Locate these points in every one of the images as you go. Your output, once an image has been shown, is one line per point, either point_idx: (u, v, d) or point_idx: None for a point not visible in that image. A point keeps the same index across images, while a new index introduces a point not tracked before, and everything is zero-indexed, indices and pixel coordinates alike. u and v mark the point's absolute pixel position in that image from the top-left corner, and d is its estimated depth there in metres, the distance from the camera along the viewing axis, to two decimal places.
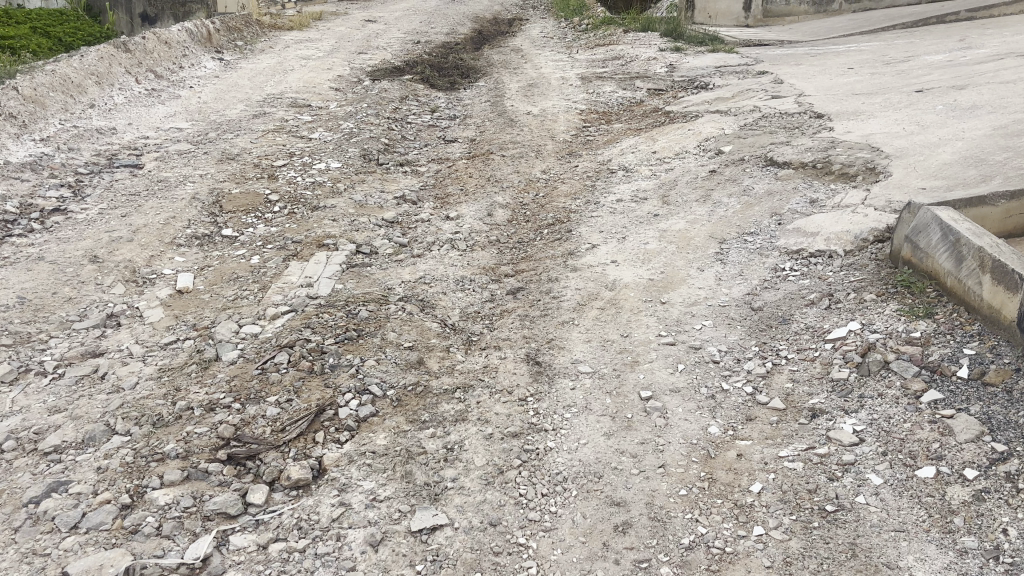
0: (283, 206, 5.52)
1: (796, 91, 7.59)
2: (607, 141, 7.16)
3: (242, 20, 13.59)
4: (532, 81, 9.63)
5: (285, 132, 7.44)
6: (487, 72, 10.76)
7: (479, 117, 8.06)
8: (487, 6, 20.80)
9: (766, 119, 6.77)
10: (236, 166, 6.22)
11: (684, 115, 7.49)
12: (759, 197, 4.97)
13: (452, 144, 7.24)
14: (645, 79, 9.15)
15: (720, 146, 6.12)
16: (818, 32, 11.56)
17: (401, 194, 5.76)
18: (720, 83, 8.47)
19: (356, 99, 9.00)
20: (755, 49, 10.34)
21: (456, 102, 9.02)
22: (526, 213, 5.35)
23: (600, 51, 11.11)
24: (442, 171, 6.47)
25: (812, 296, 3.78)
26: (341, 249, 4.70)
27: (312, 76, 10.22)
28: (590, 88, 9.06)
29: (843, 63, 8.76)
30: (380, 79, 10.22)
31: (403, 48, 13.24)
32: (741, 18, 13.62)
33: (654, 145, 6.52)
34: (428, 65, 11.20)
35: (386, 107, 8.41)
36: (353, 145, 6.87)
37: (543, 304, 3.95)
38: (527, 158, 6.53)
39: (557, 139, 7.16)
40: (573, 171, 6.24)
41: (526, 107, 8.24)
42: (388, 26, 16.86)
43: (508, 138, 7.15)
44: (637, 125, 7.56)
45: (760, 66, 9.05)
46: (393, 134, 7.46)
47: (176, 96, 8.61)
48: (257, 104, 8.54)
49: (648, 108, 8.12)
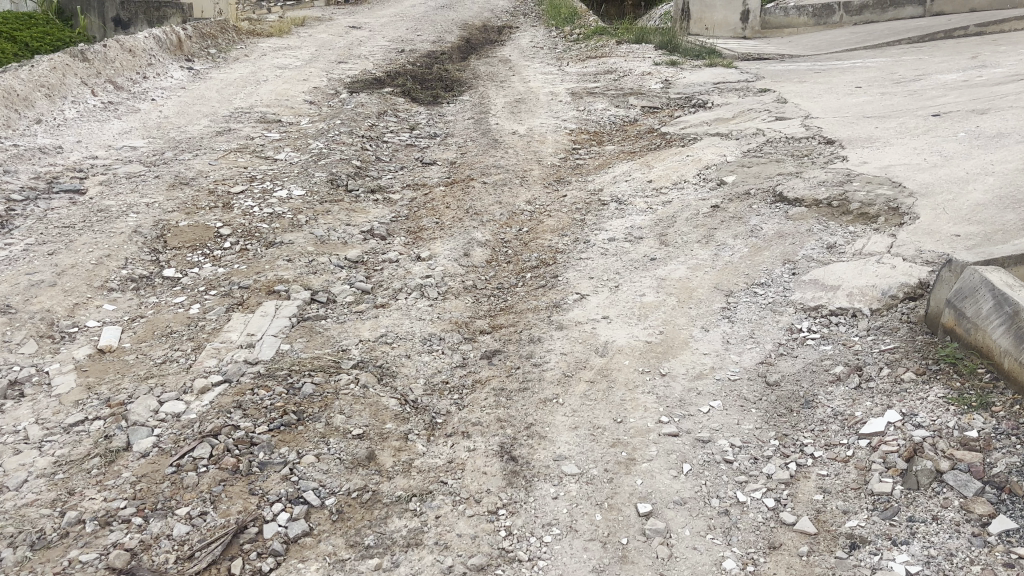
0: (235, 241, 4.93)
1: (802, 113, 7.05)
2: (598, 165, 6.61)
3: (217, 26, 13.00)
4: (519, 96, 9.09)
5: (248, 152, 6.85)
6: (472, 85, 10.21)
7: (461, 137, 7.50)
8: (476, 13, 20.26)
9: (772, 145, 6.22)
10: (188, 194, 5.64)
11: (682, 138, 6.95)
12: (769, 239, 4.42)
13: (430, 168, 6.68)
14: (639, 96, 8.60)
15: (722, 176, 5.57)
16: (819, 45, 11.05)
17: (369, 227, 5.18)
18: (719, 102, 7.93)
19: (330, 113, 8.43)
20: (755, 64, 9.81)
21: (438, 118, 8.46)
22: (507, 253, 4.78)
23: (591, 63, 10.58)
24: (417, 200, 5.90)
25: (837, 369, 3.22)
26: (293, 297, 4.11)
27: (286, 88, 9.65)
28: (579, 104, 8.52)
29: (850, 81, 8.22)
30: (359, 92, 9.66)
31: (386, 58, 12.69)
32: (738, 29, 13.11)
33: (649, 171, 5.96)
34: (410, 78, 10.66)
35: (362, 124, 7.85)
36: (321, 168, 6.30)
37: (522, 373, 3.35)
38: (511, 186, 5.98)
39: (543, 163, 6.61)
40: (560, 202, 5.68)
41: (511, 126, 7.68)
42: (373, 33, 16.31)
43: (491, 162, 6.60)
44: (631, 149, 7.02)
45: (761, 83, 8.52)
46: (366, 154, 6.89)
47: (135, 109, 8.02)
48: (222, 120, 7.95)
49: (642, 129, 7.58)
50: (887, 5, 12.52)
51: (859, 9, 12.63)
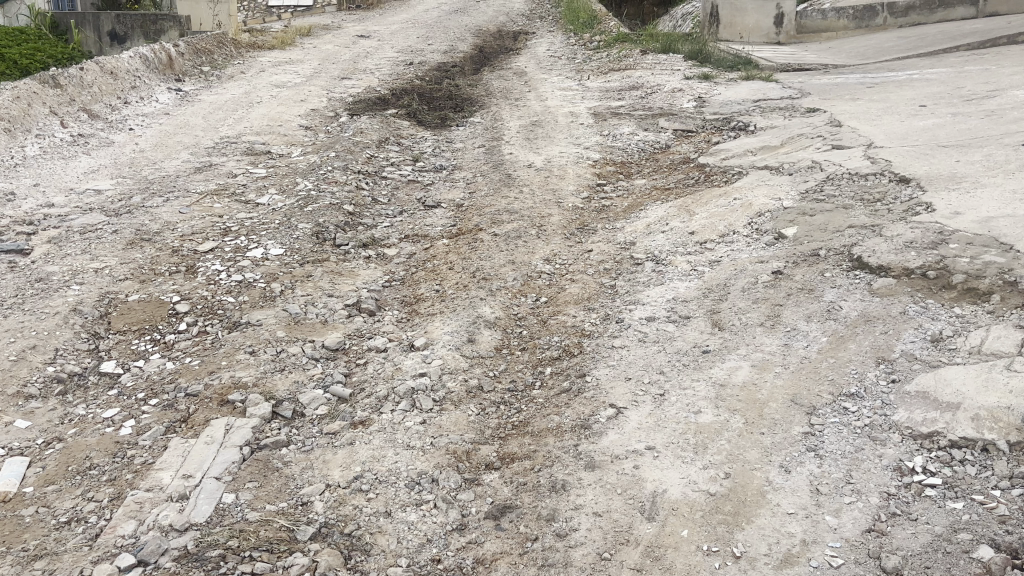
0: (193, 323, 4.09)
1: (863, 139, 6.09)
2: (629, 207, 5.70)
3: (213, 39, 12.23)
4: (535, 118, 8.20)
5: (226, 194, 6.01)
6: (485, 104, 9.32)
7: (469, 172, 6.63)
8: (491, 18, 19.38)
9: (833, 185, 5.29)
10: (147, 256, 4.81)
11: (724, 171, 6.04)
12: (852, 327, 3.50)
13: (433, 213, 5.81)
14: (669, 116, 7.67)
15: (780, 228, 4.65)
16: (865, 53, 10.04)
17: (355, 298, 4.31)
18: (762, 125, 7.00)
19: (326, 142, 7.59)
20: (797, 77, 8.84)
21: (444, 146, 7.58)
22: (521, 336, 3.90)
23: (614, 77, 9.69)
24: (417, 256, 5.03)
25: (982, 550, 2.35)
26: (250, 413, 3.25)
27: (280, 111, 8.83)
28: (603, 128, 7.60)
29: (910, 97, 7.23)
30: (360, 114, 8.82)
31: (393, 72, 11.85)
32: (771, 34, 12.19)
33: (691, 218, 5.05)
34: (417, 96, 9.83)
35: (358, 155, 6.98)
36: (307, 217, 5.44)
37: (541, 551, 2.53)
38: (526, 237, 5.09)
39: (564, 205, 5.73)
40: (585, 259, 4.79)
41: (527, 157, 6.81)
42: (381, 43, 15.47)
43: (504, 204, 5.70)
44: (664, 186, 6.11)
45: (809, 101, 7.57)
46: (362, 196, 6.04)
47: (108, 141, 7.23)
48: (204, 153, 7.13)
49: (677, 159, 6.66)
50: (937, 5, 11.51)
51: (906, 9, 11.62)
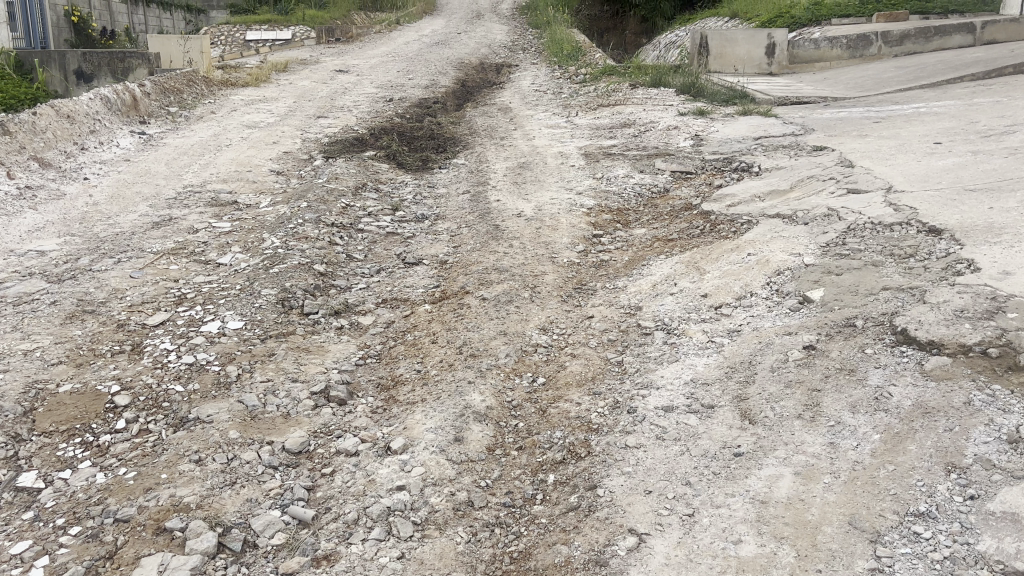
0: (133, 420, 3.50)
1: (880, 182, 5.60)
2: (630, 262, 5.17)
3: (182, 78, 11.76)
4: (523, 159, 7.70)
5: (184, 255, 5.46)
6: (468, 144, 8.83)
7: (454, 223, 6.10)
8: (474, 50, 19.00)
9: (855, 237, 4.80)
10: (87, 333, 4.23)
11: (731, 219, 5.54)
12: (908, 420, 2.96)
13: (414, 271, 5.26)
14: (667, 157, 7.20)
15: (805, 290, 4.13)
16: (864, 84, 9.67)
17: (323, 384, 3.74)
18: (768, 166, 6.53)
19: (297, 190, 7.06)
20: (797, 111, 8.40)
21: (426, 192, 7.06)
22: (517, 431, 3.33)
23: (604, 113, 9.25)
24: (395, 325, 4.47)
25: None
26: (190, 550, 2.67)
27: (250, 155, 8.31)
28: (596, 170, 7.11)
29: (923, 133, 6.78)
30: (336, 157, 8.31)
31: (372, 109, 11.38)
32: (763, 64, 11.93)
33: (704, 277, 4.52)
34: (396, 135, 9.34)
35: (332, 204, 6.44)
36: (273, 280, 4.88)
37: None
38: (517, 299, 4.53)
39: (558, 260, 5.20)
40: (585, 326, 4.23)
41: (516, 205, 6.30)
42: (360, 77, 15.02)
43: (492, 261, 5.15)
44: (667, 235, 5.61)
45: (814, 139, 7.13)
46: (335, 252, 5.49)
47: (58, 194, 6.67)
48: (164, 205, 6.58)
49: (677, 205, 6.16)
50: (932, 34, 11.39)
51: (900, 38, 11.45)
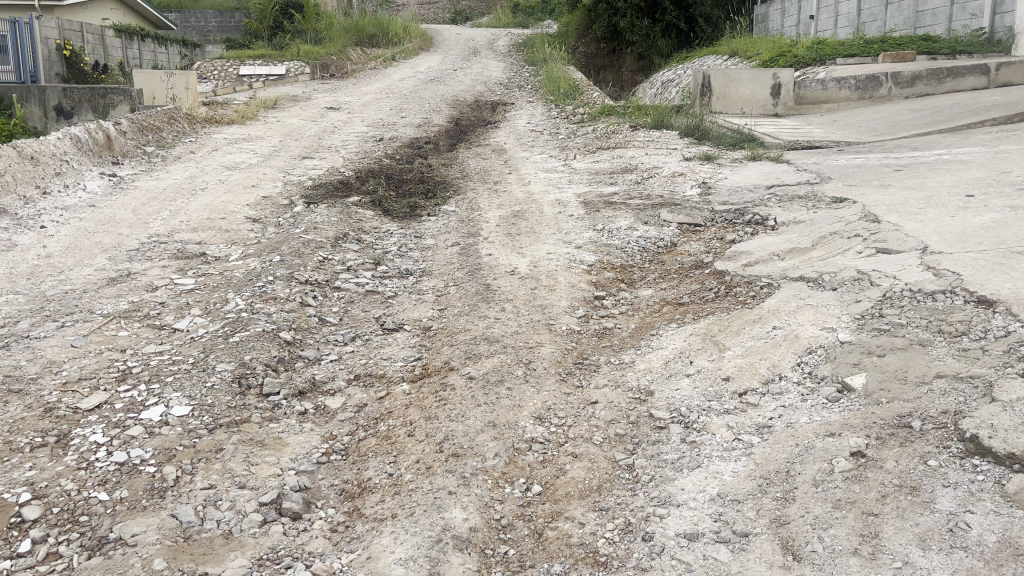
0: (40, 540, 2.87)
1: (913, 241, 5.05)
2: (637, 330, 4.59)
3: (163, 116, 11.26)
4: (517, 207, 7.17)
5: (136, 318, 4.86)
6: (459, 188, 8.30)
7: (440, 280, 5.53)
8: (469, 87, 18.64)
9: (893, 307, 4.24)
10: (5, 418, 3.60)
11: (749, 281, 4.98)
12: (997, 567, 2.37)
13: (394, 338, 4.66)
14: (673, 206, 6.66)
15: (844, 376, 3.56)
16: (878, 128, 9.18)
17: (276, 492, 3.14)
18: (784, 219, 5.99)
19: (272, 240, 6.49)
20: (810, 157, 7.92)
21: (412, 244, 6.50)
22: (507, 563, 2.73)
23: (603, 157, 8.76)
24: (369, 407, 3.87)
25: None
26: None
27: (226, 200, 7.77)
28: (596, 220, 6.56)
29: (951, 184, 6.26)
30: (319, 203, 7.77)
31: (361, 149, 10.89)
32: (769, 105, 11.62)
33: (725, 355, 3.94)
34: (384, 178, 8.83)
35: (308, 258, 5.86)
36: (231, 351, 4.28)
37: None
38: (510, 375, 3.94)
39: (557, 326, 4.62)
40: (588, 412, 3.64)
41: (509, 260, 5.74)
42: (351, 115, 14.58)
43: (481, 327, 4.56)
44: (677, 297, 5.03)
45: (832, 189, 6.61)
46: (306, 315, 4.90)
47: (9, 245, 6.10)
48: (125, 257, 6.01)
49: (687, 262, 5.60)
50: (944, 76, 11.01)
51: (911, 80, 11.14)
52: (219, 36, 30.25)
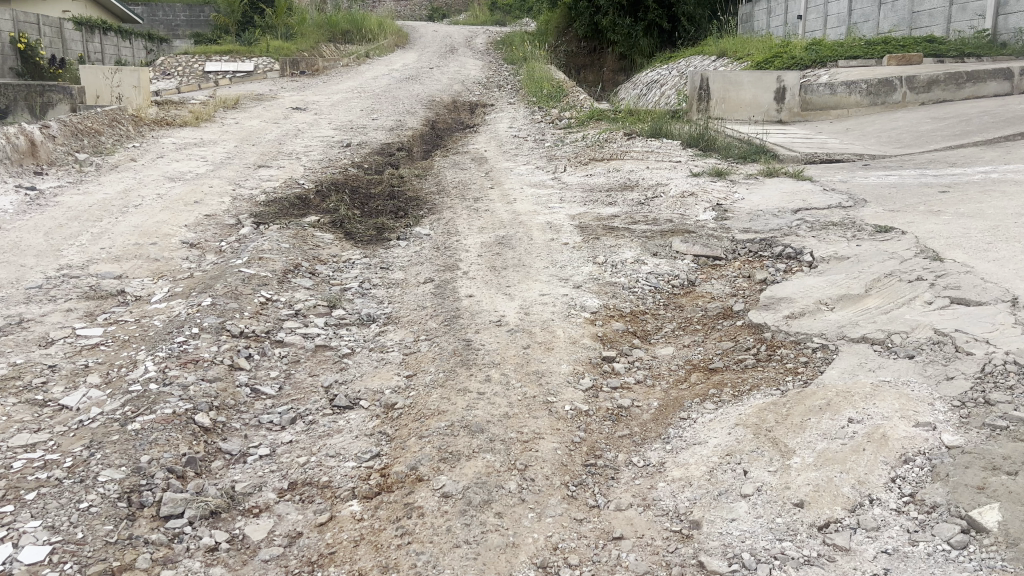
0: None
1: (995, 288, 4.04)
2: (661, 410, 3.56)
3: (103, 118, 10.10)
4: (502, 232, 6.16)
5: (12, 390, 3.75)
6: (434, 205, 7.27)
7: (409, 331, 4.46)
8: (446, 85, 17.58)
9: (999, 387, 3.21)
10: None
11: (797, 342, 3.98)
12: None
13: (345, 420, 3.59)
14: (686, 233, 5.66)
15: (969, 510, 2.53)
16: (901, 138, 8.40)
17: None
18: (823, 254, 5.03)
19: (208, 274, 5.40)
20: (835, 174, 7.01)
21: (376, 278, 5.45)
22: None
23: (598, 171, 7.77)
24: (305, 538, 2.80)
25: None
26: None
27: (162, 219, 6.66)
28: (596, 251, 5.55)
29: (1015, 210, 5.30)
30: (270, 224, 6.70)
31: (325, 156, 9.83)
32: (772, 110, 10.72)
33: (790, 464, 2.92)
34: (349, 192, 7.78)
35: (247, 301, 4.78)
36: (122, 449, 3.18)
37: None
38: (499, 492, 2.89)
39: (559, 403, 3.58)
40: (611, 556, 2.61)
41: (495, 304, 4.71)
42: (318, 116, 13.48)
43: (460, 407, 3.50)
44: (708, 360, 4.02)
45: (871, 215, 5.66)
46: (234, 388, 3.82)
47: None
48: (20, 298, 4.89)
49: (711, 310, 4.59)
50: (964, 80, 10.28)
51: (928, 84, 10.36)
52: (187, 31, 28.82)
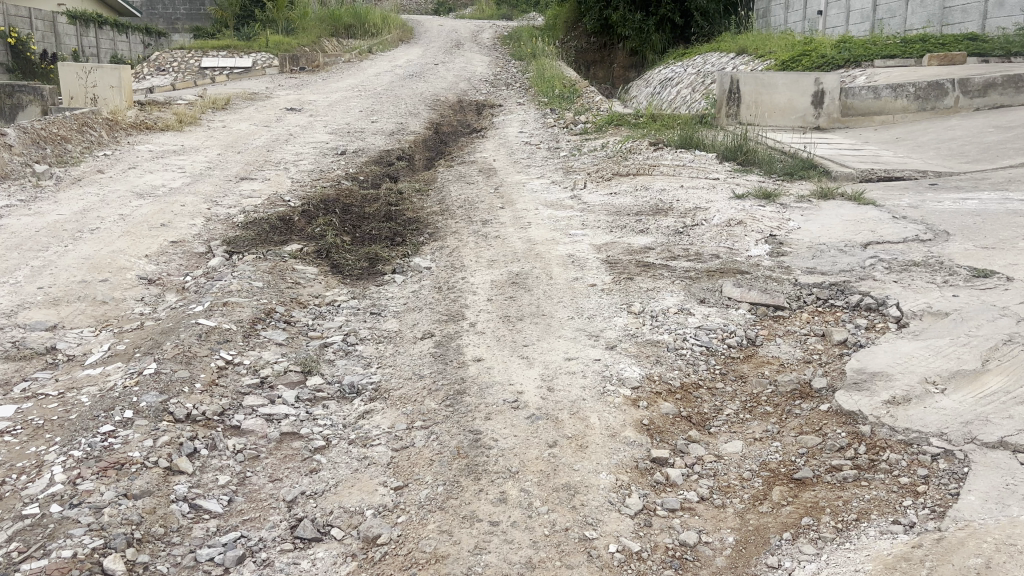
0: None
1: None
2: (739, 550, 2.62)
3: (73, 123, 9.20)
4: (516, 267, 5.23)
5: None
6: (436, 229, 6.35)
7: (401, 411, 3.53)
8: (451, 83, 16.63)
9: None
10: None
11: (908, 443, 3.03)
12: None
13: (311, 561, 2.65)
14: (738, 275, 4.73)
15: None
16: (966, 150, 7.45)
17: None
18: (914, 308, 4.08)
19: (161, 324, 4.47)
20: (899, 197, 6.06)
21: (366, 329, 4.52)
22: None
23: (623, 188, 6.85)
24: None
25: None
26: None
27: (119, 247, 5.74)
28: (629, 296, 4.60)
29: None
30: (246, 253, 5.78)
31: (318, 165, 8.91)
32: (808, 116, 9.73)
33: None
34: (340, 212, 6.86)
35: (201, 369, 3.86)
36: None
37: None
38: None
39: (601, 538, 2.64)
40: None
41: (510, 372, 3.78)
42: (314, 118, 12.55)
43: (465, 551, 2.56)
44: (791, 465, 3.08)
45: (960, 253, 4.71)
46: (166, 506, 2.89)
47: None
48: None
49: (782, 387, 3.65)
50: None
51: (983, 88, 9.43)
52: (187, 24, 27.66)
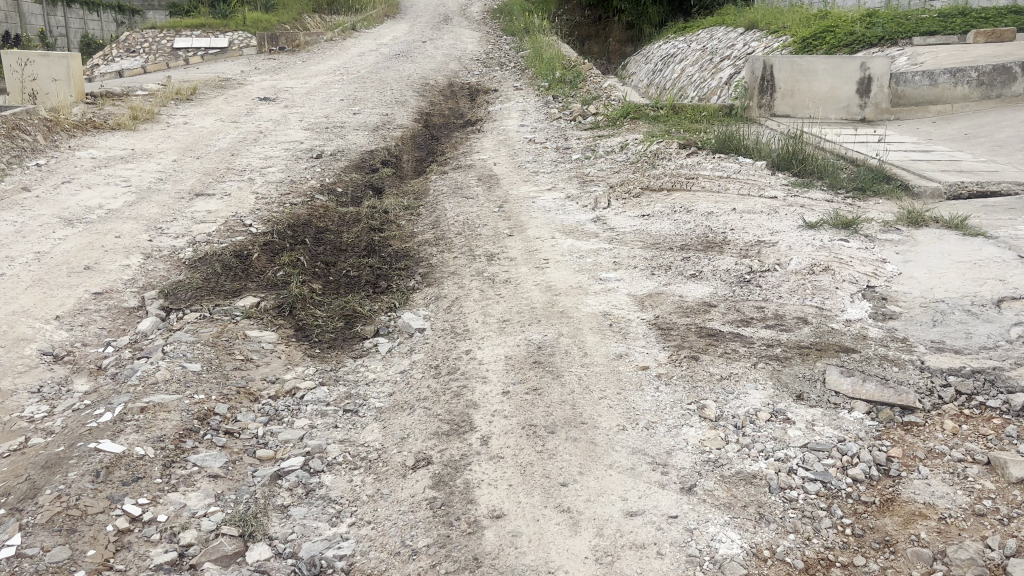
0: None
1: None
2: None
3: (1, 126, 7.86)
4: (536, 332, 3.99)
5: None
6: (429, 267, 5.10)
7: None
8: (441, 64, 15.23)
9: None
10: None
11: None
12: None
13: None
14: (842, 355, 3.50)
15: None
16: None
17: None
18: None
19: (50, 443, 3.22)
20: (1012, 222, 4.84)
21: (338, 442, 3.28)
22: None
23: (658, 208, 5.60)
24: None
25: None
26: None
27: (21, 305, 4.46)
28: (698, 390, 3.37)
29: None
30: (187, 310, 4.51)
31: (288, 173, 7.60)
32: (853, 107, 8.39)
33: None
34: (310, 242, 5.59)
35: (89, 543, 2.61)
36: None
37: None
38: None
39: None
40: None
41: (546, 542, 2.55)
42: (288, 109, 11.19)
43: None
44: None
45: None
46: None
47: None
48: None
49: (959, 569, 2.42)
50: None
51: None
52: None
